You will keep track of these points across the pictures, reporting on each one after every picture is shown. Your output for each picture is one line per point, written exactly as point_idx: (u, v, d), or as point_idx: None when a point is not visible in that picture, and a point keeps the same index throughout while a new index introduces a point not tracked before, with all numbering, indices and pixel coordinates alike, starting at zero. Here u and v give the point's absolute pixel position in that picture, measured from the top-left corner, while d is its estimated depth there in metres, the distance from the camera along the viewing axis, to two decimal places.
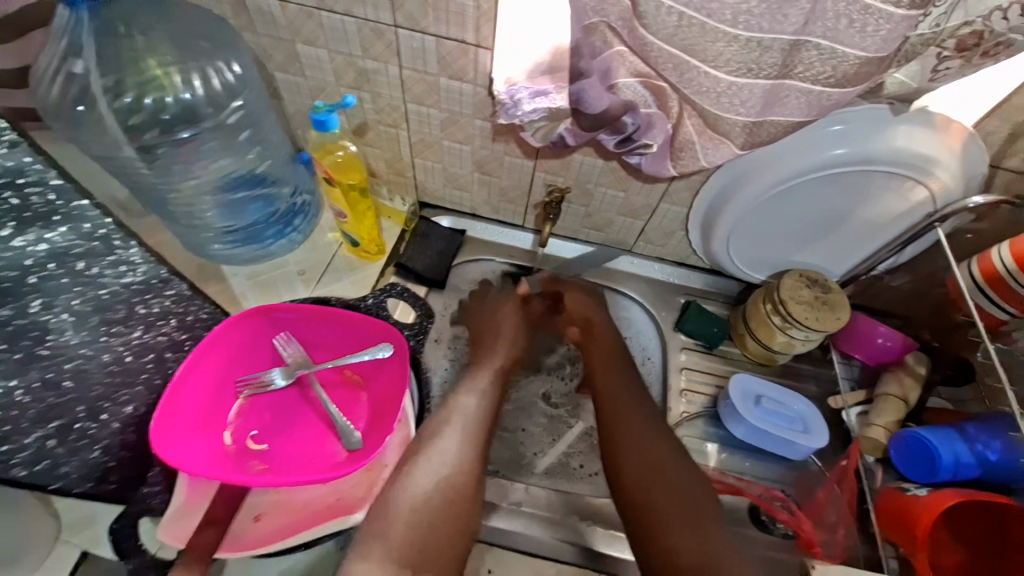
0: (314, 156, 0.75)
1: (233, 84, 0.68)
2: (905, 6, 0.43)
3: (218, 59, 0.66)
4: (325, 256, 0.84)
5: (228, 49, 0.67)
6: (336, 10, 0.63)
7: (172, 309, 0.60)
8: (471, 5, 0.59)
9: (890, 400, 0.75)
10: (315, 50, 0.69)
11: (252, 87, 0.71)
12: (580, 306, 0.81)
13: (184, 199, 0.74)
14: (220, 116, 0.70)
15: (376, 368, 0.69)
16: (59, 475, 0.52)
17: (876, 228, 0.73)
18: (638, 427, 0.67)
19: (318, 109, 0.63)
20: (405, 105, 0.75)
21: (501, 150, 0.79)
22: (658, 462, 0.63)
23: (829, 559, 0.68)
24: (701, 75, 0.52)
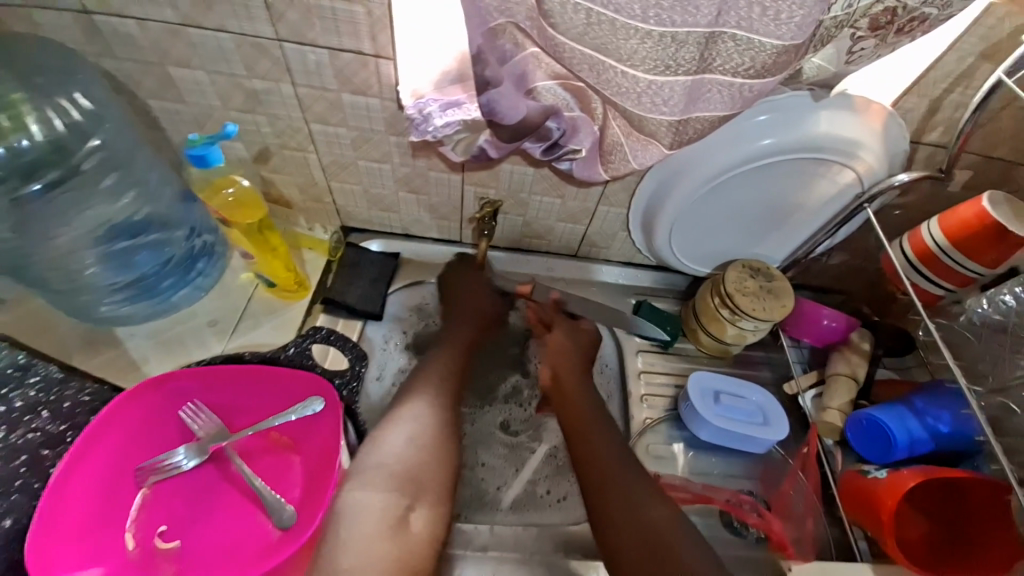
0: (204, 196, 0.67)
1: (84, 122, 0.60)
2: None
3: (61, 94, 0.57)
4: (239, 302, 0.75)
5: (76, 79, 0.58)
6: (206, 25, 0.55)
7: (40, 399, 0.52)
8: (362, 12, 0.52)
9: (840, 379, 0.75)
10: (190, 73, 0.60)
11: (113, 122, 0.62)
12: (562, 351, 0.76)
13: (55, 259, 0.63)
14: (72, 161, 0.61)
15: (307, 428, 0.60)
16: None
17: (811, 211, 0.72)
18: (597, 437, 0.67)
19: (194, 144, 0.55)
20: (308, 125, 0.67)
21: (423, 166, 0.73)
22: (620, 473, 0.63)
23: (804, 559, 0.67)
24: (618, 75, 0.48)
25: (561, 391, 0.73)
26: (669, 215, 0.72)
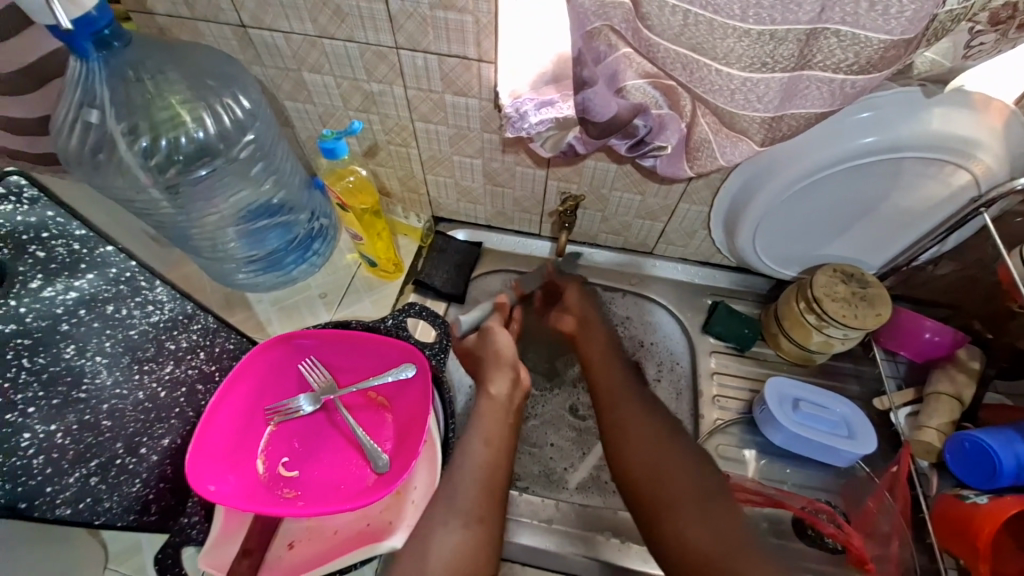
0: (327, 183, 0.77)
1: (243, 119, 0.70)
2: None
3: (226, 96, 0.68)
4: (345, 278, 0.86)
5: (236, 83, 0.69)
6: (338, 36, 0.64)
7: (198, 343, 0.62)
8: (470, 20, 0.58)
9: (942, 399, 0.70)
10: (320, 78, 0.70)
11: (262, 120, 0.73)
12: (580, 304, 0.83)
13: (207, 233, 0.76)
14: (231, 152, 0.72)
15: (400, 389, 0.68)
16: (101, 510, 0.53)
17: (914, 216, 0.68)
18: (609, 373, 0.74)
19: (326, 138, 0.64)
20: (413, 123, 0.75)
21: (512, 161, 0.78)
22: (634, 401, 0.69)
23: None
24: (712, 73, 0.50)
25: (583, 337, 0.80)
26: (753, 215, 0.71)
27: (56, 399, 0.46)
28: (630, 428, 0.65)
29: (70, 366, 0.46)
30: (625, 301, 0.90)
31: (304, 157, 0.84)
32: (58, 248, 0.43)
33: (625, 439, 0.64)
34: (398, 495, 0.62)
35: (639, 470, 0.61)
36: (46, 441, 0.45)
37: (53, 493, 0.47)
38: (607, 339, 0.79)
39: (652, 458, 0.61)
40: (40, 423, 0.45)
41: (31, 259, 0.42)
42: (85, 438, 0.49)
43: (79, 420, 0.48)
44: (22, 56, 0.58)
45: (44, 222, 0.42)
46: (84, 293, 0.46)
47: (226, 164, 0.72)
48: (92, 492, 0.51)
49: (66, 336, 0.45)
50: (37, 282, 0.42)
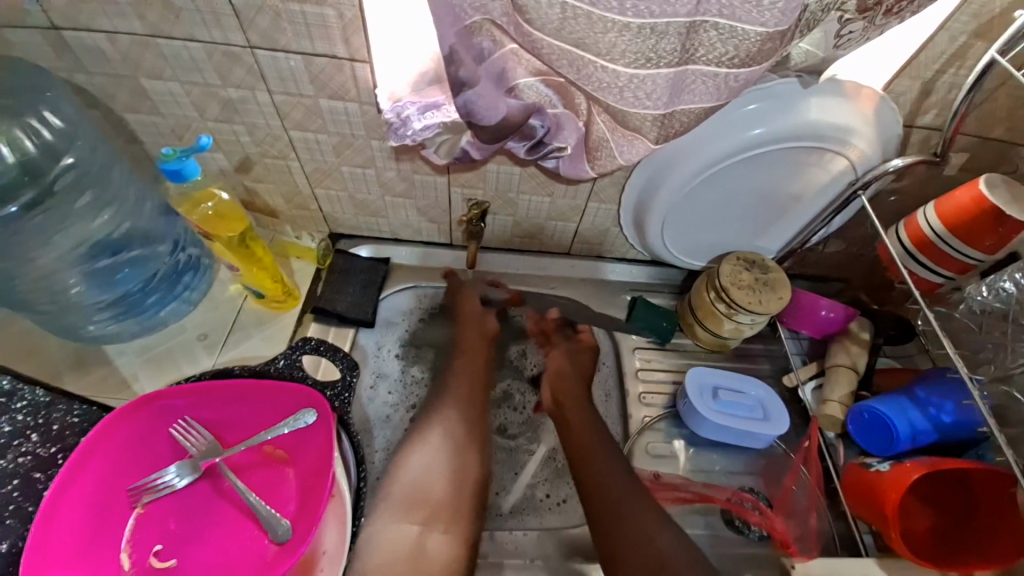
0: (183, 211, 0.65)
1: (56, 140, 0.58)
2: None
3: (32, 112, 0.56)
4: (228, 314, 0.74)
5: (47, 96, 0.57)
6: (175, 35, 0.53)
7: (27, 424, 0.50)
8: (332, 14, 0.51)
9: (841, 370, 0.74)
10: (163, 84, 0.59)
11: (87, 138, 0.61)
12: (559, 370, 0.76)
13: (36, 281, 0.63)
14: (47, 180, 0.59)
15: (299, 440, 0.60)
16: None
17: (805, 201, 0.71)
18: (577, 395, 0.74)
19: (166, 158, 0.53)
20: (288, 133, 0.66)
21: (408, 169, 0.71)
22: (597, 432, 0.70)
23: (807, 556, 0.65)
24: (598, 70, 0.47)
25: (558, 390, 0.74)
26: (659, 210, 0.71)
27: None
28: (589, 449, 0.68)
29: None
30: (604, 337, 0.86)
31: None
32: None
33: (588, 457, 0.67)
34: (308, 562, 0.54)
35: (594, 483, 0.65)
36: None
37: None
38: (581, 397, 0.73)
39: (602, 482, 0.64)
40: None
41: None
42: None
43: None
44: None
45: None
46: None
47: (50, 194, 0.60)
48: None
49: None
50: None
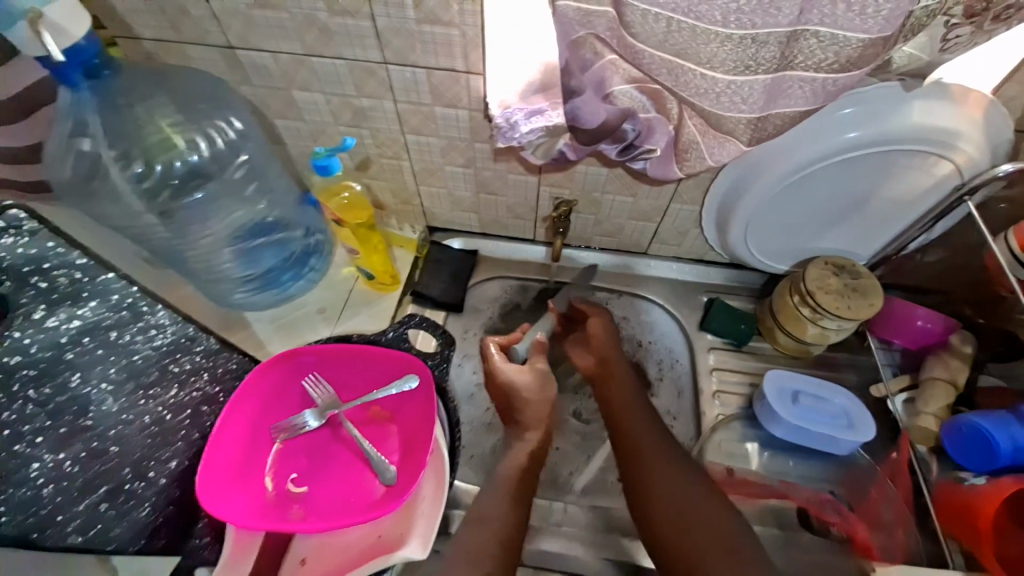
0: (321, 200, 0.80)
1: (235, 140, 0.72)
2: None
3: (218, 119, 0.69)
4: (343, 292, 0.86)
5: (227, 106, 0.70)
6: (327, 55, 0.64)
7: (202, 364, 0.62)
8: (457, 34, 0.59)
9: (938, 384, 0.71)
10: (310, 95, 0.70)
11: (254, 140, 0.74)
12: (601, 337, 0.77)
13: (201, 255, 0.76)
14: (225, 173, 0.73)
15: (402, 402, 0.68)
16: (113, 536, 0.52)
17: (902, 206, 0.69)
18: (624, 393, 0.71)
19: (318, 155, 0.64)
20: (404, 136, 0.76)
21: (503, 169, 0.79)
22: (647, 416, 0.67)
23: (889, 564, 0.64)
24: (697, 77, 0.51)
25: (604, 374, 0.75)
26: (744, 212, 0.73)
27: (63, 428, 0.46)
28: (638, 438, 0.64)
29: (76, 395, 0.47)
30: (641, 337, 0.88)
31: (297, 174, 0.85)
32: (59, 278, 0.44)
33: (637, 449, 0.63)
34: (407, 507, 0.61)
35: (642, 477, 0.60)
36: (56, 470, 0.45)
37: (62, 524, 0.46)
38: (628, 377, 0.74)
39: (667, 472, 0.59)
40: (47, 452, 0.44)
41: (35, 289, 0.42)
42: (92, 467, 0.49)
43: (87, 447, 0.48)
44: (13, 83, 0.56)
45: (44, 252, 0.43)
46: (88, 321, 0.47)
47: (219, 181, 0.73)
48: (102, 519, 0.50)
49: (70, 365, 0.46)
50: (40, 312, 0.43)
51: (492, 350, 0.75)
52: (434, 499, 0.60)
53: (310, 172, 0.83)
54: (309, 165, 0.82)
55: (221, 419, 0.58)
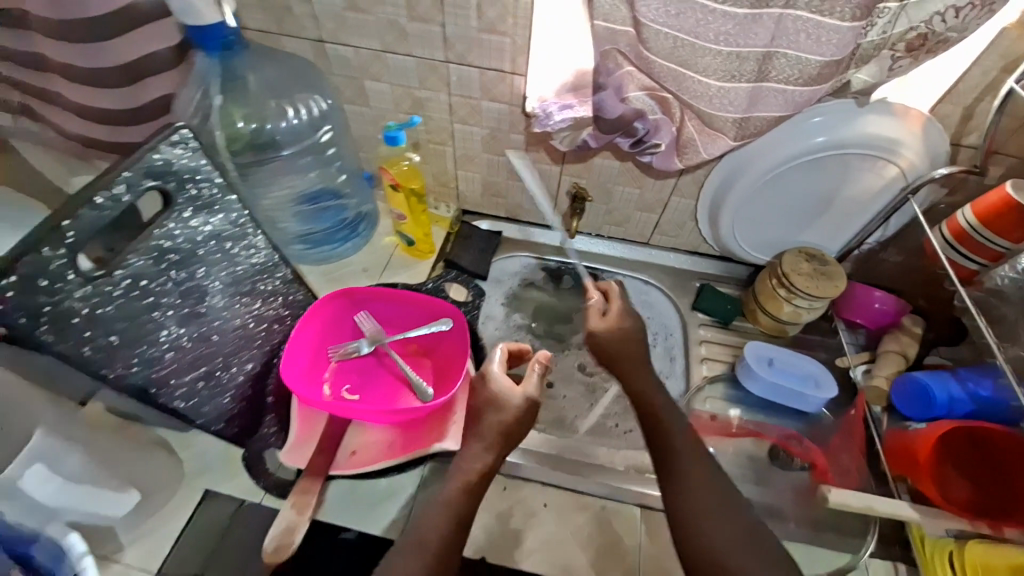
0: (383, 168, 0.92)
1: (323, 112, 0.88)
2: (848, 20, 0.57)
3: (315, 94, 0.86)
4: (383, 257, 0.99)
5: (318, 88, 0.85)
6: (401, 52, 0.80)
7: (280, 289, 0.71)
8: (508, 41, 0.75)
9: (890, 355, 0.84)
10: (380, 85, 0.86)
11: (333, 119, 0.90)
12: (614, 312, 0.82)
13: (271, 208, 0.90)
14: (313, 137, 0.88)
15: (437, 340, 0.81)
16: (202, 412, 0.62)
17: (862, 205, 0.84)
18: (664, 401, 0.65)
19: (391, 128, 0.79)
20: (452, 125, 0.91)
21: (532, 158, 0.93)
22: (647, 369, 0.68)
23: (841, 485, 0.77)
24: (695, 83, 0.66)
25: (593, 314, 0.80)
26: (732, 204, 0.87)
27: (186, 308, 0.57)
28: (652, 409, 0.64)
29: (198, 284, 0.58)
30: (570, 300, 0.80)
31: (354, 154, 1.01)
32: (203, 189, 0.56)
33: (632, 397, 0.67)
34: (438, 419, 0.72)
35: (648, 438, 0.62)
36: (175, 341, 0.57)
37: (171, 386, 0.57)
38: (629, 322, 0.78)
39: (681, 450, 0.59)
40: (173, 324, 0.56)
41: (185, 194, 0.54)
42: (199, 348, 0.60)
43: (198, 330, 0.59)
44: (128, 52, 0.71)
45: (198, 167, 0.55)
46: (215, 229, 0.58)
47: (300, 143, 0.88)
48: (198, 394, 0.61)
49: (199, 259, 0.58)
50: (187, 212, 0.55)
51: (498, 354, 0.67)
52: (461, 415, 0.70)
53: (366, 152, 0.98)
54: (366, 146, 0.97)
55: (296, 330, 0.71)
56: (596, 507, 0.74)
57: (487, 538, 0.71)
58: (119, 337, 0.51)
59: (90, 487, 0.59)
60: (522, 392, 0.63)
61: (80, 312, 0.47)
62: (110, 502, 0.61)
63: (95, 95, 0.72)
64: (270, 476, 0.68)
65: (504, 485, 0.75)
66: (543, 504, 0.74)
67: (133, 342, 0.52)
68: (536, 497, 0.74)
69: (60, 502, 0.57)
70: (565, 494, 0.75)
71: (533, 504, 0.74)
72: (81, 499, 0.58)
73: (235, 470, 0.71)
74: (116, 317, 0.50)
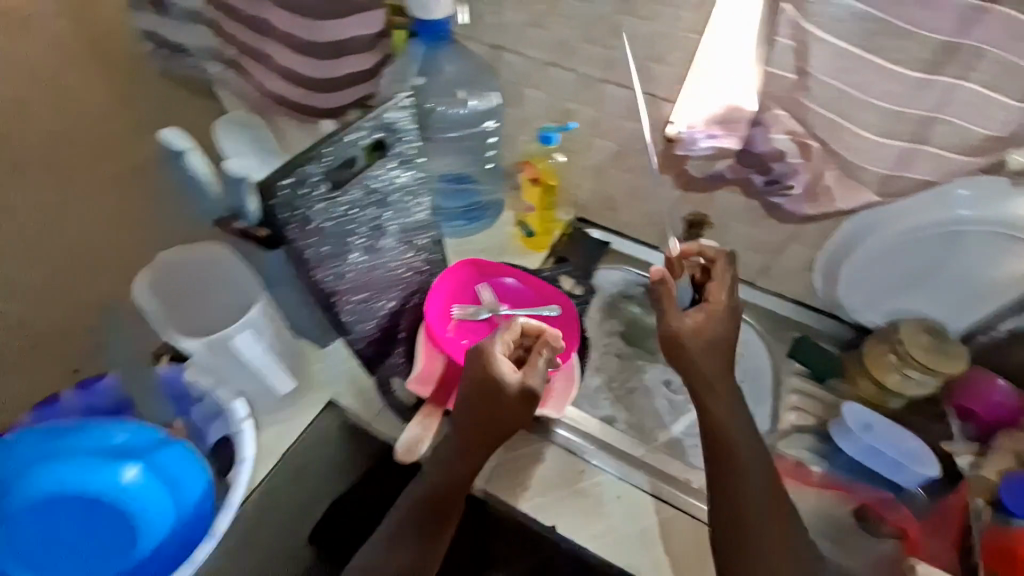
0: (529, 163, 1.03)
1: (491, 106, 0.99)
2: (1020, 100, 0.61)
3: (489, 90, 0.97)
4: (500, 242, 1.06)
5: (489, 85, 0.97)
6: (568, 67, 0.89)
7: (432, 248, 0.82)
8: (670, 71, 0.82)
9: (1005, 454, 0.81)
10: (536, 92, 0.95)
11: (498, 113, 1.01)
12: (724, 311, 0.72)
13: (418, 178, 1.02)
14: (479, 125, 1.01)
15: (542, 323, 0.85)
16: (358, 329, 0.74)
17: (996, 288, 0.82)
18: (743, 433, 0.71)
19: (550, 128, 0.89)
20: (591, 139, 0.97)
21: (656, 181, 0.97)
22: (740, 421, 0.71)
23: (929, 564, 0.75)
24: (850, 133, 0.70)
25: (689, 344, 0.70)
26: (855, 260, 0.88)
27: (371, 240, 0.71)
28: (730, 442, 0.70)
29: (383, 223, 0.72)
30: (705, 321, 0.72)
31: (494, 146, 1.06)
32: (405, 148, 0.71)
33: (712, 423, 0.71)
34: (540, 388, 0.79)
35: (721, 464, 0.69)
36: (358, 263, 0.70)
37: (344, 300, 0.70)
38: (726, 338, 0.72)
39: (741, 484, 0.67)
40: (360, 249, 0.70)
41: (392, 149, 0.70)
42: (370, 274, 0.73)
43: (373, 260, 0.72)
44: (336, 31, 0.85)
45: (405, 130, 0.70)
46: (404, 182, 0.73)
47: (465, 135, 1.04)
48: (359, 313, 0.73)
49: (388, 203, 0.72)
50: (390, 164, 0.70)
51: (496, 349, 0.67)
52: (564, 388, 0.79)
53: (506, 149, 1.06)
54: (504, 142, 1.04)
55: (438, 284, 0.79)
56: (665, 513, 0.77)
57: (552, 509, 0.77)
58: (328, 248, 0.66)
59: (269, 359, 0.75)
60: (522, 382, 0.66)
61: (312, 220, 0.63)
62: (279, 379, 0.76)
63: (301, 62, 0.87)
64: (394, 399, 0.79)
65: (583, 467, 0.80)
66: (615, 495, 0.78)
67: (333, 255, 0.67)
68: (609, 488, 0.79)
69: (253, 364, 0.73)
70: (638, 494, 0.79)
71: (606, 492, 0.78)
72: (268, 366, 0.75)
73: (356, 391, 0.81)
74: (329, 231, 0.65)
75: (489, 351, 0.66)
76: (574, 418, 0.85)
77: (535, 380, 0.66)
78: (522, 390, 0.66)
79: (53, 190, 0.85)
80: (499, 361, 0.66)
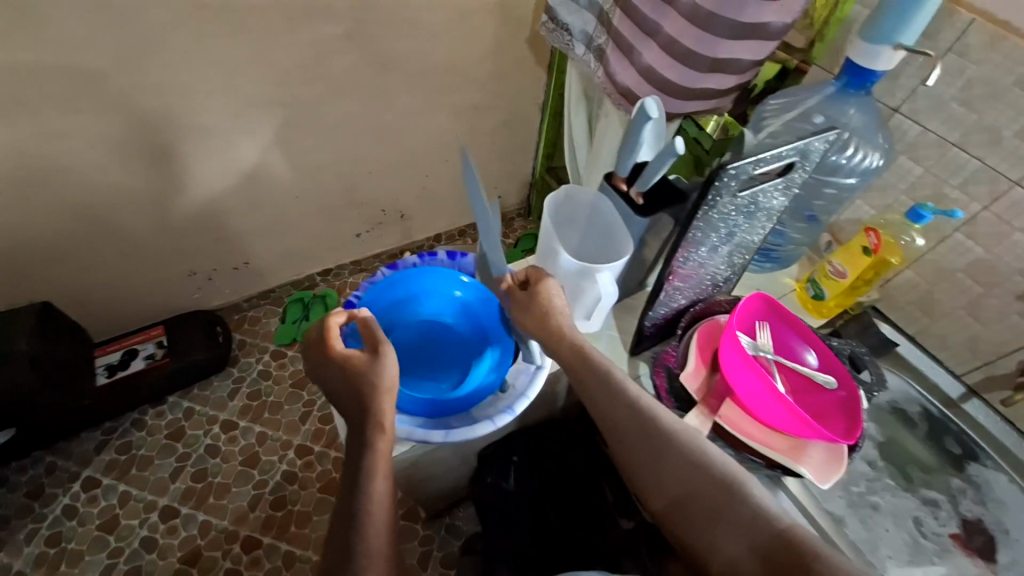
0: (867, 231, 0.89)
1: (867, 166, 0.91)
2: None
3: (876, 150, 0.90)
4: (778, 291, 1.00)
5: (871, 142, 0.89)
6: (972, 152, 0.82)
7: (738, 266, 0.84)
8: None
9: None
10: (912, 165, 0.90)
11: (866, 175, 0.93)
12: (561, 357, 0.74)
13: None
14: (841, 178, 0.94)
15: (812, 390, 0.79)
16: (655, 309, 0.80)
17: None
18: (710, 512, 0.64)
19: (926, 207, 0.82)
20: (953, 233, 0.87)
21: (1016, 310, 0.85)
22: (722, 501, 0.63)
23: None
24: None
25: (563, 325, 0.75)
26: None
27: (719, 242, 0.74)
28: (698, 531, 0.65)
29: (735, 233, 0.74)
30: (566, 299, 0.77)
31: (834, 198, 0.98)
32: (800, 176, 0.70)
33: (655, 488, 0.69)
34: (796, 448, 0.73)
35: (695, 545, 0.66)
36: (696, 257, 0.74)
37: (669, 279, 0.76)
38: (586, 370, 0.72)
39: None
40: (708, 246, 0.73)
41: (794, 175, 0.69)
42: (694, 271, 0.77)
43: (705, 259, 0.76)
44: None
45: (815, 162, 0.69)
46: (775, 206, 0.73)
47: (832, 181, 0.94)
48: (664, 296, 0.79)
49: (751, 219, 0.73)
50: (782, 187, 0.70)
51: (332, 330, 0.74)
52: (830, 458, 0.72)
53: (841, 210, 1.00)
54: (846, 205, 1.00)
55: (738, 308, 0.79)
56: None
57: None
58: (693, 237, 0.70)
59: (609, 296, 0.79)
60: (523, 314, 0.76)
61: (707, 211, 0.66)
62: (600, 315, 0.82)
63: None
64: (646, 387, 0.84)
65: None
66: None
67: (693, 244, 0.71)
68: None
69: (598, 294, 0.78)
70: None
71: None
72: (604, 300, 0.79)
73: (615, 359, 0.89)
74: (707, 224, 0.69)
75: (330, 347, 0.73)
76: (799, 491, 0.80)
77: (378, 372, 0.69)
78: (364, 365, 0.70)
79: (360, 76, 1.36)
80: (335, 359, 0.72)
